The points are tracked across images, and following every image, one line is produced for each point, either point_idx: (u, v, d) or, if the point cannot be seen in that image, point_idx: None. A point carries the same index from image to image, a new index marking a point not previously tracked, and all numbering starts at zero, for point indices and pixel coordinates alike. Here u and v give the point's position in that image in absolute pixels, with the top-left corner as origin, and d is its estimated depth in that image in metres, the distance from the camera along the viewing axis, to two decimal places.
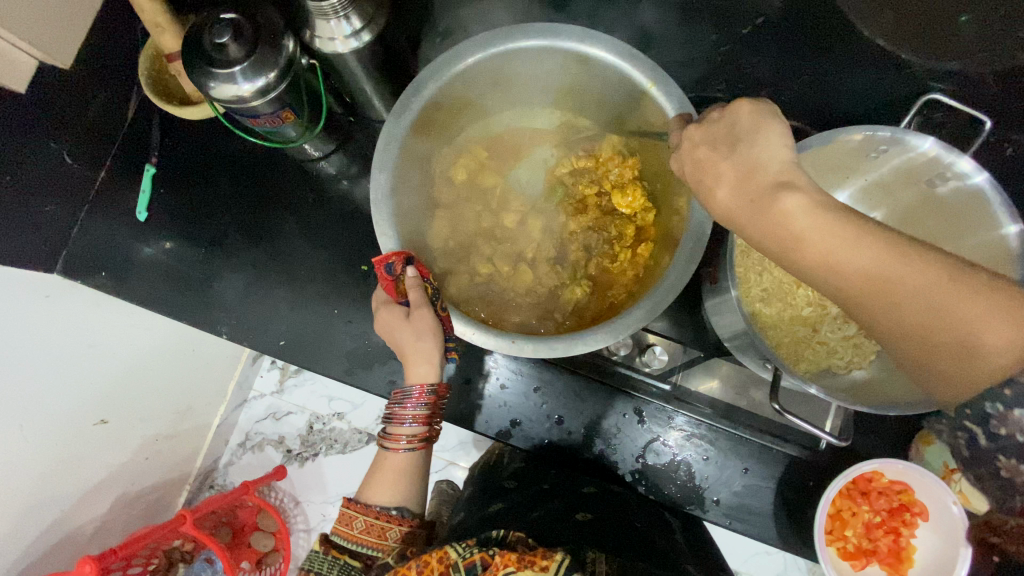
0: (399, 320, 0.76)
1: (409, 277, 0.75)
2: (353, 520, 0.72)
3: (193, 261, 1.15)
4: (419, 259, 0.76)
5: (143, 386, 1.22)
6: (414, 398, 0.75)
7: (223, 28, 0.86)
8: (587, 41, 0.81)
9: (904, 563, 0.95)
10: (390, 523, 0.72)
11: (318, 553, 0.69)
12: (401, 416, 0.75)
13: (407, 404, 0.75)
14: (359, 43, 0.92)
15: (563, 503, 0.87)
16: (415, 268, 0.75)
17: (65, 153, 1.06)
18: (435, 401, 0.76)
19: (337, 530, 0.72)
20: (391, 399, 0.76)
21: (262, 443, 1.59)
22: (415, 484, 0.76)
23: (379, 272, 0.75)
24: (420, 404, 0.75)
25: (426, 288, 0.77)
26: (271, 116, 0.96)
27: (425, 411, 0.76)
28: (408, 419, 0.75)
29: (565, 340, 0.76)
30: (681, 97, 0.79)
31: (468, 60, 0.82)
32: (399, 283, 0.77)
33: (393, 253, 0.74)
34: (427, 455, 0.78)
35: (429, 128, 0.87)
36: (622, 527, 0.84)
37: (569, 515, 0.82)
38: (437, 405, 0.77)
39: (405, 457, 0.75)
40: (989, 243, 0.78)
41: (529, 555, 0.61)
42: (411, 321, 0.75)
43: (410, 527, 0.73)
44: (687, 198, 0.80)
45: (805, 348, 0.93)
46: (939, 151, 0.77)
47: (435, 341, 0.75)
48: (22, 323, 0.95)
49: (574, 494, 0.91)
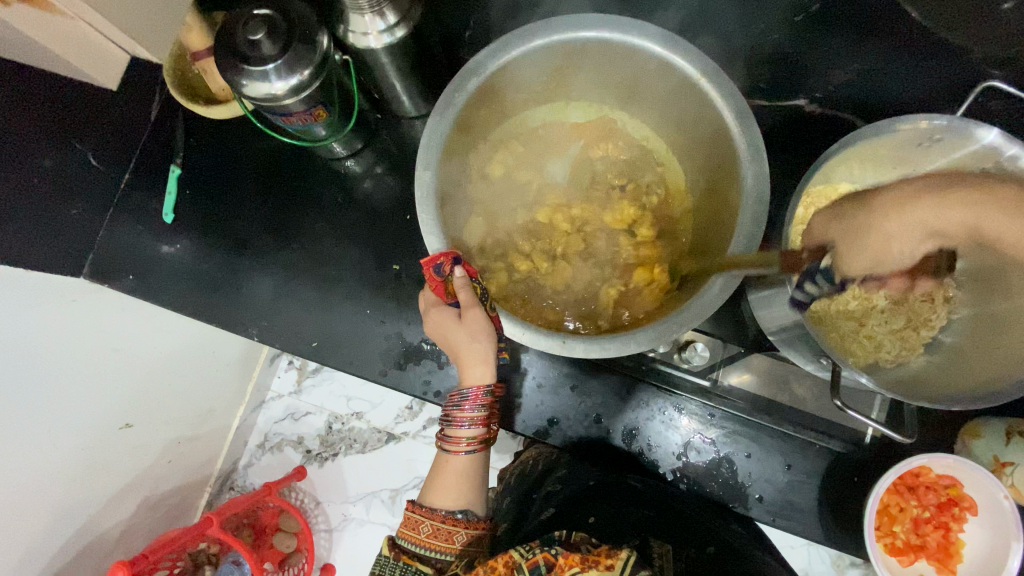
0: (450, 322, 0.75)
1: (458, 277, 0.73)
2: (420, 524, 0.71)
3: (220, 263, 1.13)
4: (466, 258, 0.73)
5: (166, 388, 1.21)
6: (471, 400, 0.73)
7: (256, 26, 0.84)
8: (635, 31, 0.79)
9: (953, 558, 0.94)
10: (456, 525, 0.71)
11: (387, 557, 0.70)
12: (459, 419, 0.74)
13: (465, 407, 0.73)
14: (392, 38, 0.90)
15: (617, 492, 0.87)
16: (463, 268, 0.73)
17: (89, 154, 1.04)
18: (492, 402, 0.75)
19: (403, 534, 0.72)
20: (449, 402, 0.75)
21: (282, 443, 1.58)
22: (474, 486, 0.75)
23: (427, 273, 0.72)
24: (478, 406, 0.74)
25: (475, 288, 0.75)
26: (303, 114, 0.94)
27: (482, 412, 0.74)
28: (466, 421, 0.74)
29: (620, 340, 0.74)
30: (733, 88, 0.77)
31: (512, 53, 0.79)
32: (448, 284, 0.74)
33: (440, 254, 0.71)
34: (486, 454, 0.77)
35: (469, 125, 0.85)
36: (677, 517, 0.85)
37: (625, 513, 0.82)
38: (493, 405, 0.76)
39: (465, 460, 0.74)
40: None
41: (592, 554, 0.61)
42: (465, 322, 0.73)
43: (475, 529, 0.73)
44: (736, 191, 0.79)
45: (852, 342, 0.91)
46: (999, 142, 0.76)
47: (489, 342, 0.73)
48: (48, 325, 0.94)
49: (624, 482, 0.90)
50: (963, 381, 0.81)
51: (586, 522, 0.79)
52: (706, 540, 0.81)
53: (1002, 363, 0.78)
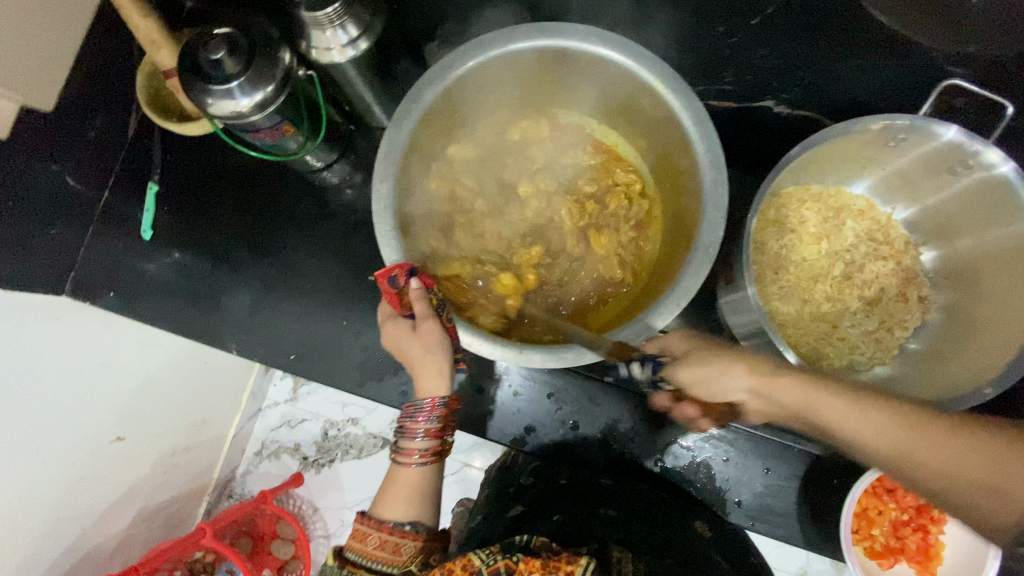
0: (406, 334, 0.77)
1: (413, 289, 0.74)
2: (368, 536, 0.71)
3: (200, 277, 1.15)
4: (423, 269, 0.75)
5: (161, 398, 1.21)
6: (426, 411, 0.74)
7: (218, 44, 0.85)
8: (591, 39, 0.78)
9: (933, 561, 0.94)
10: (404, 538, 0.71)
11: (331, 566, 0.69)
12: (413, 430, 0.75)
13: (418, 418, 0.74)
14: (356, 51, 0.91)
15: (586, 501, 0.86)
16: (419, 279, 0.74)
17: (68, 175, 1.06)
18: (446, 414, 0.75)
19: (349, 546, 0.71)
20: (403, 413, 0.76)
21: (278, 451, 1.59)
22: (428, 499, 0.75)
23: (383, 285, 0.74)
24: (433, 418, 0.74)
25: (431, 299, 0.76)
26: (271, 129, 0.94)
27: (437, 425, 0.75)
28: (419, 433, 0.75)
29: (576, 349, 0.74)
30: (689, 93, 0.77)
31: (468, 64, 0.80)
32: (403, 296, 0.76)
33: (395, 266, 0.72)
34: (439, 470, 0.77)
35: (431, 136, 0.85)
36: (649, 522, 0.83)
37: (594, 517, 0.80)
38: (448, 418, 0.76)
39: (417, 472, 0.74)
40: (1014, 236, 0.77)
41: (554, 560, 0.59)
42: (419, 334, 0.75)
43: (426, 542, 0.72)
44: (697, 195, 0.78)
45: (827, 346, 0.89)
46: (963, 139, 0.75)
47: (444, 355, 0.75)
48: (35, 343, 0.95)
49: (593, 488, 0.91)
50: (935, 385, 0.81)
51: (556, 518, 0.80)
52: (679, 543, 0.78)
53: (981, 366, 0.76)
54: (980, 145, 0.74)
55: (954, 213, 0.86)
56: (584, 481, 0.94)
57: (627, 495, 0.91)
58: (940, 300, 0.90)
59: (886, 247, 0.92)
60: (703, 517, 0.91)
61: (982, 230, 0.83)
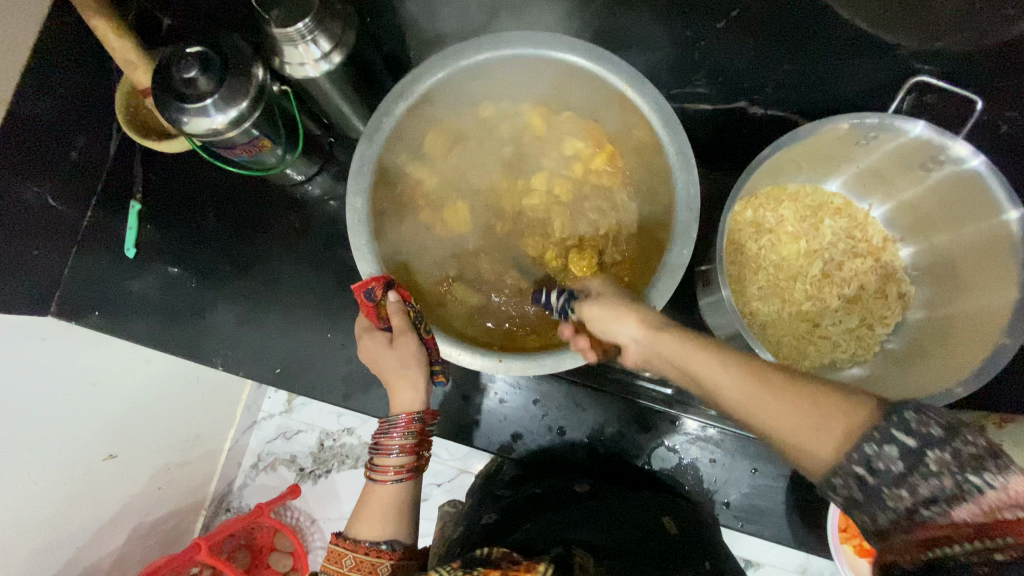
0: (383, 348, 0.77)
1: (391, 302, 0.75)
2: (342, 557, 0.71)
3: (185, 293, 1.15)
4: (399, 282, 0.76)
5: (152, 413, 1.20)
6: (401, 426, 0.75)
7: (190, 62, 0.85)
8: (559, 46, 0.79)
9: None
10: (381, 557, 0.70)
11: None
12: (387, 446, 0.74)
13: (393, 433, 0.75)
14: (330, 65, 0.91)
15: (555, 505, 0.86)
16: (396, 292, 0.75)
17: (49, 197, 1.06)
18: (422, 428, 0.76)
19: (326, 569, 0.71)
20: (378, 429, 0.76)
21: (274, 463, 1.59)
22: (404, 517, 0.74)
23: (359, 298, 0.74)
24: (408, 432, 0.75)
25: (408, 313, 0.77)
26: (248, 145, 0.94)
27: (411, 439, 0.75)
28: (394, 449, 0.74)
29: (553, 356, 0.75)
30: (658, 97, 0.77)
31: (438, 75, 0.80)
32: (381, 308, 0.76)
33: (372, 279, 0.73)
34: (416, 486, 0.77)
35: (405, 147, 0.85)
36: (618, 521, 0.83)
37: (560, 520, 0.80)
38: (424, 432, 0.77)
39: (393, 489, 0.74)
40: (987, 229, 0.78)
41: (511, 568, 0.59)
42: (396, 348, 0.76)
43: (402, 561, 0.71)
44: (670, 198, 0.78)
45: (808, 345, 0.89)
46: (932, 135, 0.75)
47: (419, 369, 0.76)
48: (22, 366, 0.95)
49: (565, 494, 0.91)
50: (915, 380, 0.81)
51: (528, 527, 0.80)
52: (647, 541, 0.78)
53: (961, 360, 0.76)
54: (950, 140, 0.74)
55: (928, 208, 0.86)
56: (561, 485, 0.94)
57: (599, 497, 0.91)
58: (920, 295, 0.91)
59: (864, 244, 0.93)
60: (682, 515, 0.91)
61: (956, 224, 0.83)
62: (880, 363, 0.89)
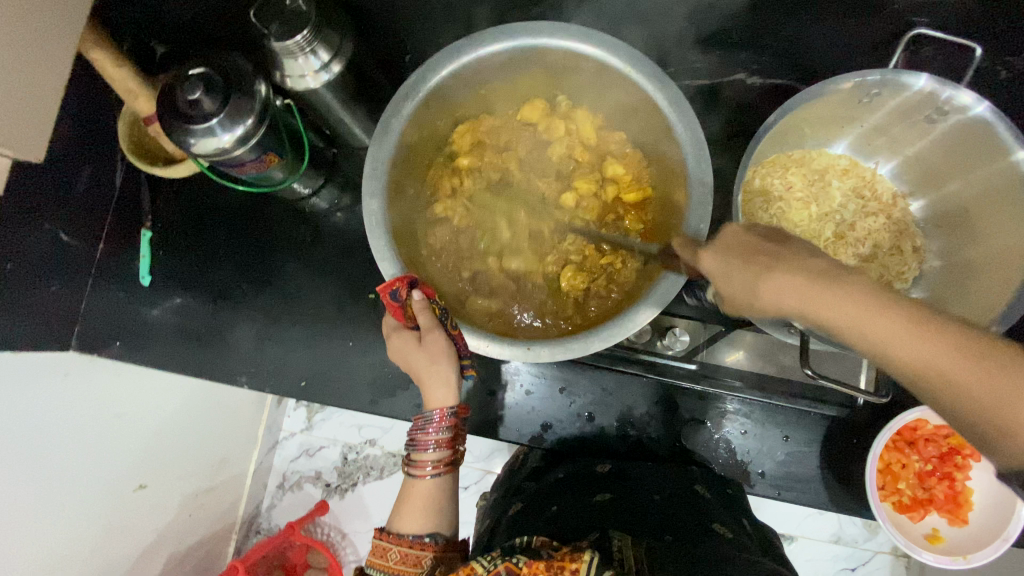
0: (412, 346, 0.77)
1: (416, 301, 0.75)
2: (387, 551, 0.70)
3: (203, 316, 1.15)
4: (422, 280, 0.76)
5: (177, 439, 1.22)
6: (436, 422, 0.75)
7: (194, 85, 0.86)
8: (558, 33, 0.80)
9: (963, 507, 0.95)
10: (424, 549, 0.70)
11: None
12: (424, 442, 0.75)
13: (429, 429, 0.75)
14: (330, 74, 0.91)
15: (580, 490, 0.85)
16: (420, 291, 0.75)
17: (62, 232, 1.07)
18: (456, 422, 0.76)
19: (370, 563, 0.70)
20: (413, 425, 0.77)
21: (300, 481, 1.59)
22: (444, 509, 0.75)
23: (385, 300, 0.75)
24: (443, 428, 0.75)
25: (434, 310, 0.77)
26: (255, 161, 0.95)
27: (447, 434, 0.76)
28: (430, 444, 0.75)
29: (581, 339, 0.75)
30: (660, 74, 0.78)
31: (442, 72, 0.81)
32: (407, 308, 0.77)
33: (396, 279, 0.73)
34: (454, 479, 0.78)
35: (414, 148, 0.86)
36: (643, 503, 0.81)
37: (587, 506, 0.79)
38: (458, 427, 0.77)
39: (432, 483, 0.75)
40: (998, 173, 0.78)
41: (557, 560, 0.57)
42: (425, 346, 0.76)
43: (446, 553, 0.72)
44: (682, 173, 0.79)
45: None
46: (935, 86, 0.76)
47: (450, 364, 0.76)
48: (47, 401, 0.96)
49: (587, 478, 0.90)
50: None
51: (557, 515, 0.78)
52: (674, 519, 0.77)
53: (984, 305, 0.77)
54: (953, 89, 0.75)
55: (936, 159, 0.87)
56: (585, 468, 0.93)
57: (620, 478, 0.90)
58: (935, 247, 0.91)
59: (874, 202, 0.94)
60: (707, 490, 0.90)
61: (966, 173, 0.83)
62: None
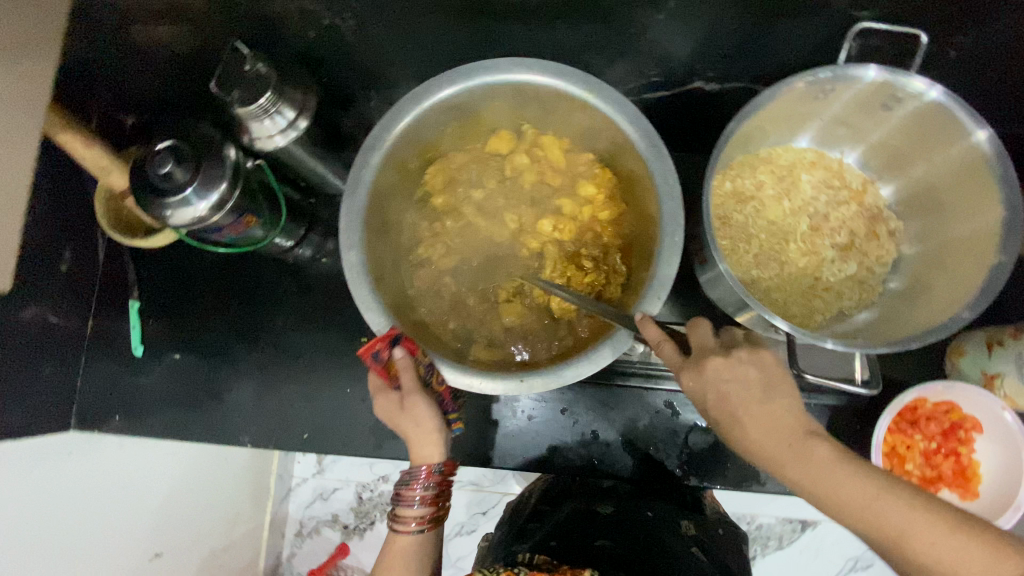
0: (396, 406, 0.78)
1: (398, 359, 0.76)
2: None
3: (199, 379, 1.15)
4: (405, 336, 0.78)
5: (187, 503, 1.21)
6: (422, 479, 0.77)
7: (164, 158, 0.87)
8: (514, 67, 0.81)
9: (972, 482, 0.94)
10: None
11: None
12: (410, 497, 0.77)
13: (414, 486, 0.77)
14: (297, 130, 0.93)
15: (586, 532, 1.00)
16: (403, 348, 0.76)
17: (49, 314, 1.07)
18: (442, 479, 0.78)
19: None
20: (400, 480, 0.78)
21: (318, 526, 1.58)
22: (426, 565, 0.78)
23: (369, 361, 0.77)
24: (428, 485, 0.77)
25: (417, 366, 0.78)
26: (233, 224, 0.95)
27: (433, 490, 0.78)
28: (415, 500, 0.77)
29: (573, 365, 0.76)
30: (618, 97, 0.80)
31: (404, 119, 0.82)
32: (390, 366, 0.78)
33: (378, 340, 0.75)
34: (438, 533, 0.80)
35: (387, 194, 0.87)
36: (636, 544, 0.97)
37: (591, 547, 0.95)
38: (445, 482, 0.79)
39: (415, 539, 0.77)
40: (960, 152, 0.79)
41: None
42: (408, 404, 0.77)
43: None
44: (651, 189, 0.80)
45: (813, 300, 0.90)
46: (886, 76, 0.77)
47: (434, 421, 0.77)
48: (54, 486, 0.96)
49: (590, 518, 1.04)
50: (926, 310, 0.82)
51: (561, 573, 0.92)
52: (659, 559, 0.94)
53: (965, 283, 0.78)
54: (905, 77, 0.76)
55: (899, 143, 0.89)
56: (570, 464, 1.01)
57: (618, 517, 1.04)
58: (910, 228, 0.92)
59: (845, 191, 0.95)
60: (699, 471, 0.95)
61: (930, 154, 0.85)
62: (885, 304, 0.90)
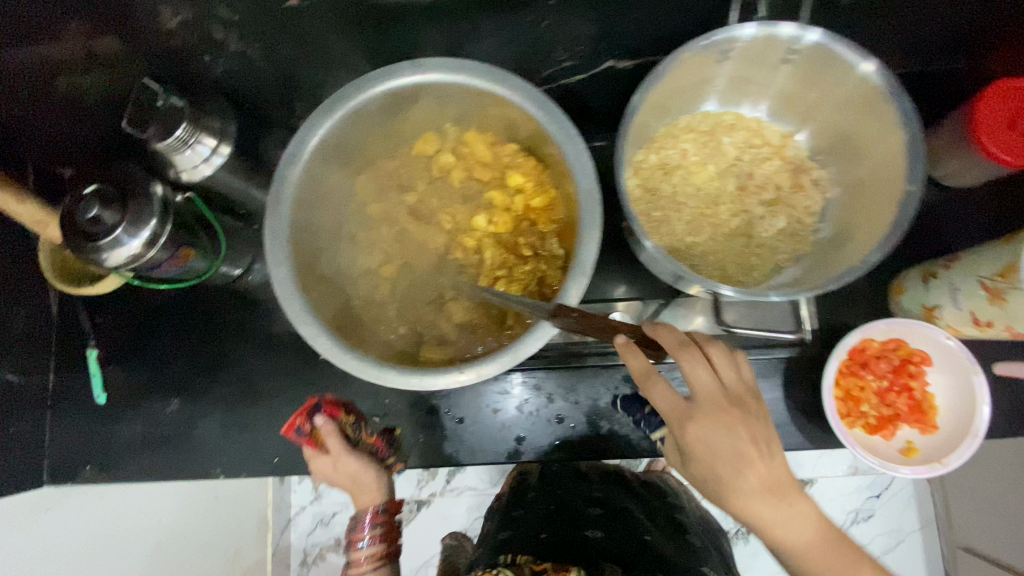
0: (330, 468, 0.94)
1: (321, 425, 0.92)
2: None
3: (167, 420, 1.15)
4: (324, 405, 0.95)
5: (172, 546, 1.21)
6: (370, 520, 0.95)
7: (90, 203, 0.88)
8: (415, 68, 0.84)
9: (929, 413, 0.97)
10: None
11: None
12: (361, 537, 0.96)
13: (364, 527, 0.96)
14: (220, 155, 1.01)
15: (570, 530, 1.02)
16: (323, 415, 0.93)
17: (8, 374, 1.07)
18: (388, 516, 0.96)
19: None
20: (351, 527, 0.97)
21: (321, 551, 1.58)
22: None
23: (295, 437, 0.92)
24: (376, 524, 0.96)
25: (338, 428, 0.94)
26: (173, 259, 0.96)
27: (380, 528, 0.96)
28: (366, 539, 0.96)
29: (510, 350, 0.76)
30: (520, 83, 0.82)
31: (316, 134, 0.83)
32: (316, 436, 0.93)
33: (298, 416, 0.92)
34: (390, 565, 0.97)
35: (315, 209, 0.88)
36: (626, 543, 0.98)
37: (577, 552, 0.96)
38: (391, 519, 0.97)
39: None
40: (860, 89, 0.81)
41: None
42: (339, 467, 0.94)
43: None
44: (567, 167, 0.82)
45: (749, 256, 0.92)
46: (774, 29, 0.79)
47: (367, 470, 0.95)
48: (25, 548, 0.96)
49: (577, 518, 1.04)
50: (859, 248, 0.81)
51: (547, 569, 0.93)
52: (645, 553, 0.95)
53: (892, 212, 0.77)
54: (780, 27, 0.79)
55: (804, 92, 0.91)
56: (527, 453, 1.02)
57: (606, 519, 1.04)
58: (831, 173, 0.94)
59: (766, 147, 0.97)
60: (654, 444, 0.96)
61: (834, 97, 0.87)
62: (818, 252, 0.91)
